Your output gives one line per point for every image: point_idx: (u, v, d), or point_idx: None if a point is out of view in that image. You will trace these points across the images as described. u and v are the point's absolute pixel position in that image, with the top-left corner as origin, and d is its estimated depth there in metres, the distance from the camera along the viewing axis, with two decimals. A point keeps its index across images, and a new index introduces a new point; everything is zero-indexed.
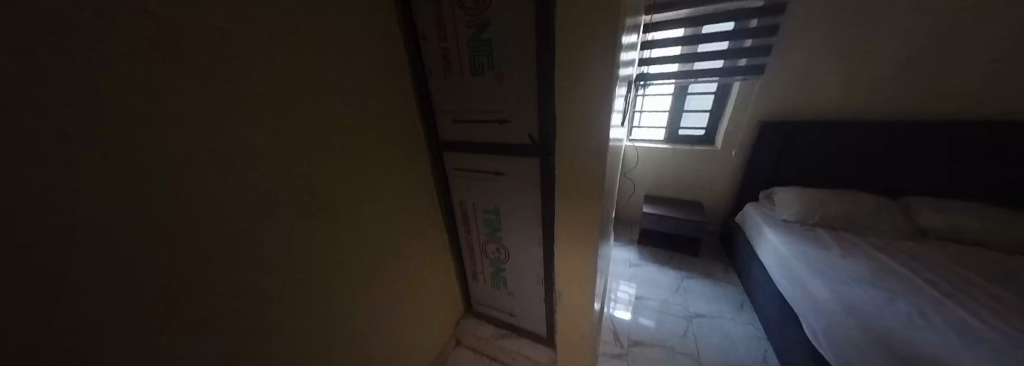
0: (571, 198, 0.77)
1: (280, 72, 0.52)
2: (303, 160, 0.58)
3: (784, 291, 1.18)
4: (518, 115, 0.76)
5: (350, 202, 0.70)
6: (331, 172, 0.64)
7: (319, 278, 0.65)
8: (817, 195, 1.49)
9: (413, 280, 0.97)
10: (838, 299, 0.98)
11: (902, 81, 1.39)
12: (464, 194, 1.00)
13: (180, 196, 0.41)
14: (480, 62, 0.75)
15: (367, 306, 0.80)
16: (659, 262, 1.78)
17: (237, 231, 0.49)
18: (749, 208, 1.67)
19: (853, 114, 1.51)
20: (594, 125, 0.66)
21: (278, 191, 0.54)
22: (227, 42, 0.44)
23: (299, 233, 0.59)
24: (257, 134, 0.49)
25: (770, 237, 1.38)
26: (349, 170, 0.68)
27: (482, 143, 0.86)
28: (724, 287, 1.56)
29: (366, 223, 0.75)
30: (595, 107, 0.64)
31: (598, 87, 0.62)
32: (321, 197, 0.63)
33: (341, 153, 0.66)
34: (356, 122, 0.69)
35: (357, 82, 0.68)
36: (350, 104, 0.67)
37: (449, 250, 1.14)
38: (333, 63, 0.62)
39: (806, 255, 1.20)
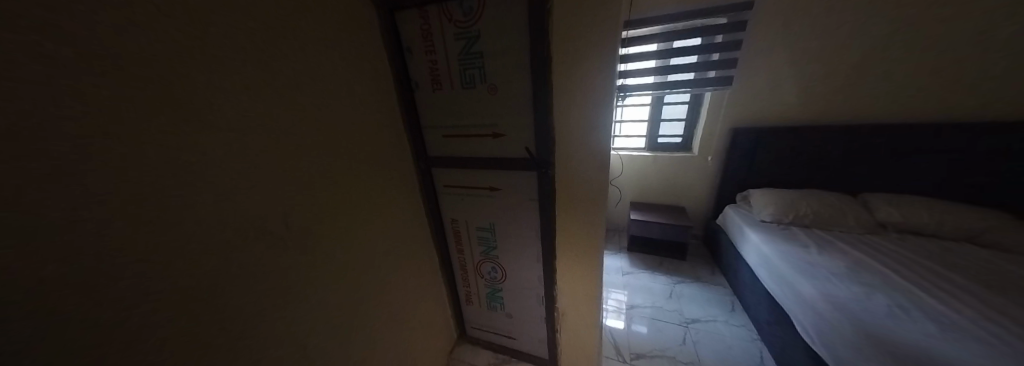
0: (572, 209, 0.77)
1: (251, 87, 0.45)
2: (278, 184, 0.50)
3: (772, 290, 1.22)
4: (513, 128, 0.73)
5: (333, 230, 0.62)
6: (310, 197, 0.57)
7: (299, 322, 0.56)
8: (787, 196, 1.59)
9: (404, 309, 0.89)
10: (824, 296, 1.02)
11: (848, 90, 1.56)
12: (456, 212, 0.95)
13: (121, 235, 0.33)
14: (471, 74, 0.72)
15: (355, 346, 0.71)
16: (650, 268, 1.79)
17: (201, 275, 0.40)
18: (727, 210, 1.75)
19: (810, 119, 1.66)
20: (594, 138, 0.67)
21: (250, 223, 0.46)
22: (186, 51, 0.38)
23: (275, 271, 0.51)
24: (224, 157, 0.42)
25: (752, 238, 1.45)
26: (330, 193, 0.61)
27: (476, 159, 0.81)
28: (713, 290, 1.59)
29: (349, 253, 0.68)
30: (595, 119, 0.65)
31: (598, 99, 0.63)
32: (300, 227, 0.55)
33: (323, 175, 0.59)
34: (337, 141, 0.63)
35: (338, 98, 0.63)
36: (331, 121, 0.61)
37: (440, 272, 1.06)
38: (312, 79, 0.57)
39: (788, 254, 1.26)
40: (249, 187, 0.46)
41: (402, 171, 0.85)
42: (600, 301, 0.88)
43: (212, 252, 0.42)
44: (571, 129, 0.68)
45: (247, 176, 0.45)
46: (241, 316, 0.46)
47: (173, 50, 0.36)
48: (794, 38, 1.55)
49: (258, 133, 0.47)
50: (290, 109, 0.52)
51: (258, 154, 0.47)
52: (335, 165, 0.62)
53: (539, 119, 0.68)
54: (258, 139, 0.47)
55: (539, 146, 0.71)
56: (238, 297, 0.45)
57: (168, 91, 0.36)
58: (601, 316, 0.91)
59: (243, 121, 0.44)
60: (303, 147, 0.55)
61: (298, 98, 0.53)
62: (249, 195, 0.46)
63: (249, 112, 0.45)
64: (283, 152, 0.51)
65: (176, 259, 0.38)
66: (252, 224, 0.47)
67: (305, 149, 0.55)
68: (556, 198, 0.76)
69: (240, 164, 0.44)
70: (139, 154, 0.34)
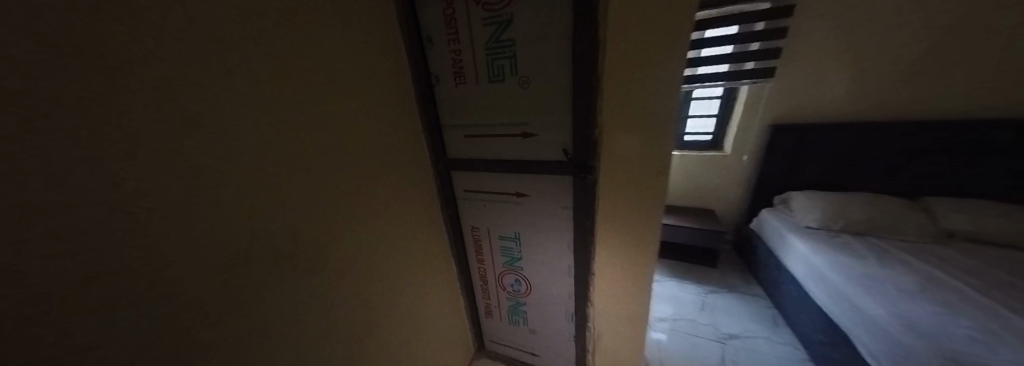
0: (615, 217, 0.71)
1: (239, 74, 0.37)
2: (274, 192, 0.43)
3: (826, 307, 1.09)
4: (546, 125, 0.65)
5: (343, 243, 0.56)
6: (315, 205, 0.50)
7: (297, 349, 0.49)
8: (832, 200, 1.45)
9: (419, 324, 0.82)
10: (892, 313, 0.90)
11: (906, 82, 1.40)
12: (478, 219, 0.86)
13: (53, 258, 0.25)
14: (501, 66, 0.64)
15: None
16: (677, 276, 1.68)
17: (167, 304, 0.33)
18: (764, 213, 1.61)
19: (859, 115, 1.51)
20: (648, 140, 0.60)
21: (239, 237, 0.39)
22: (147, 25, 0.29)
23: (270, 292, 0.44)
24: (206, 159, 0.34)
25: (796, 246, 1.32)
26: (339, 201, 0.54)
27: (502, 161, 0.73)
28: (750, 301, 1.46)
29: (360, 268, 0.60)
30: (650, 117, 0.58)
31: (659, 93, 0.56)
32: (305, 242, 0.48)
33: (334, 181, 0.52)
34: (350, 141, 0.55)
35: (351, 95, 0.55)
36: (341, 118, 0.53)
37: (459, 282, 0.99)
38: (322, 73, 0.49)
39: (842, 265, 1.13)
40: (238, 196, 0.38)
41: (418, 174, 0.77)
42: (644, 319, 0.80)
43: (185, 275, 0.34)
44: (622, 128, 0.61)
45: (234, 183, 0.38)
46: (228, 346, 0.39)
47: (130, 24, 0.28)
48: (847, 25, 1.40)
49: (249, 131, 0.39)
50: (290, 104, 0.44)
51: (250, 157, 0.39)
52: (345, 169, 0.55)
53: (579, 116, 0.59)
54: (250, 138, 0.39)
55: (579, 146, 0.62)
56: (224, 324, 0.39)
57: (123, 77, 0.28)
58: (641, 335, 0.82)
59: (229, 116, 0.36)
60: (305, 148, 0.47)
61: (299, 91, 0.45)
62: (237, 204, 0.38)
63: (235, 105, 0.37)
64: (281, 154, 0.43)
65: (134, 287, 0.30)
66: (242, 239, 0.39)
67: (309, 150, 0.48)
68: (595, 206, 0.68)
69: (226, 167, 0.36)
70: (82, 158, 0.26)
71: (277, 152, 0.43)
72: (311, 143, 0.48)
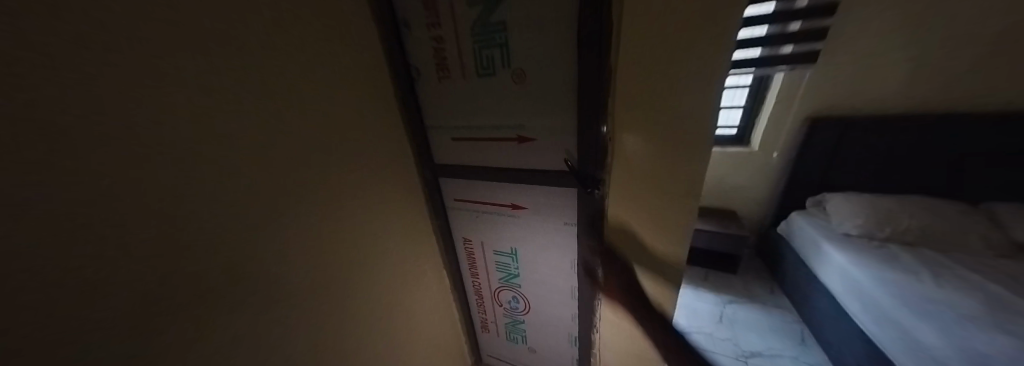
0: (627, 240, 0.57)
1: (139, 74, 0.28)
2: (209, 222, 0.34)
3: (868, 329, 0.96)
4: (547, 127, 0.54)
5: (313, 269, 0.49)
6: (267, 232, 0.41)
7: None
8: (877, 204, 1.28)
9: (409, 345, 0.75)
10: (949, 342, 0.77)
11: (972, 68, 1.23)
12: (471, 231, 0.77)
13: None
14: (490, 57, 0.52)
15: None
16: (693, 283, 1.56)
17: None
18: (794, 215, 1.46)
19: (913, 107, 1.33)
20: (672, 149, 0.45)
21: (158, 285, 0.31)
22: None
23: (212, 342, 0.36)
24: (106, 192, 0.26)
25: (832, 256, 1.17)
26: (297, 223, 0.46)
27: (495, 169, 0.63)
28: (775, 313, 1.35)
29: (330, 295, 0.53)
30: (674, 121, 0.43)
31: (697, 99, 0.40)
32: (262, 275, 0.41)
33: (293, 201, 0.44)
34: (308, 151, 0.46)
35: (308, 95, 0.46)
36: (296, 123, 0.44)
37: (454, 296, 0.91)
38: (271, 71, 0.40)
39: (888, 281, 0.99)
40: (152, 234, 0.30)
41: (402, 182, 0.68)
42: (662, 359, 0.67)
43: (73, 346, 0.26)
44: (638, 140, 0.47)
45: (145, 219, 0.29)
46: None
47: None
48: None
49: (162, 150, 0.30)
50: (222, 110, 0.35)
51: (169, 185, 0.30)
52: (303, 185, 0.46)
53: (586, 118, 0.49)
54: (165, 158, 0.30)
55: (584, 154, 0.52)
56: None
57: None
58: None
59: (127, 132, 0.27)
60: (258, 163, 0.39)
61: (236, 93, 0.36)
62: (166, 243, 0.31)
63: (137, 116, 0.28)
64: (214, 176, 0.34)
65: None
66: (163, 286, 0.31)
67: (256, 165, 0.39)
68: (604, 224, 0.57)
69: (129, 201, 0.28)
70: None
71: (219, 172, 0.35)
72: (256, 158, 0.39)
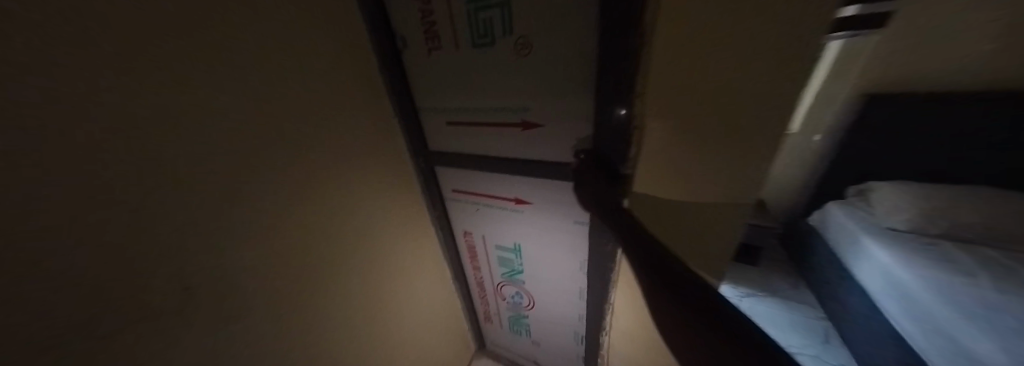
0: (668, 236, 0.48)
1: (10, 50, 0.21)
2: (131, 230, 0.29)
3: (905, 331, 0.87)
4: (554, 111, 0.45)
5: (283, 269, 0.45)
6: (221, 232, 0.37)
7: None
8: (931, 196, 1.13)
9: (404, 337, 0.74)
10: (1010, 355, 0.65)
11: None
12: (470, 224, 0.72)
13: None
14: (487, 20, 0.42)
15: None
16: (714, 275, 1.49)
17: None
18: (829, 205, 1.32)
19: (989, 82, 1.13)
20: (710, 134, 0.40)
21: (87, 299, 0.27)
22: None
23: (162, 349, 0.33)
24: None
25: (871, 252, 1.05)
26: (255, 220, 0.40)
27: (493, 159, 0.55)
28: (796, 308, 1.29)
29: (305, 295, 0.49)
30: (713, 102, 0.36)
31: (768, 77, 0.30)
32: (219, 280, 0.37)
33: (253, 196, 0.39)
34: (268, 140, 0.40)
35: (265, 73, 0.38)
36: (244, 107, 0.36)
37: (455, 287, 0.89)
38: (211, 42, 0.32)
39: (939, 284, 0.87)
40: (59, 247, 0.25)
41: (390, 171, 0.62)
42: None
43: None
44: (670, 127, 0.39)
45: (37, 234, 0.23)
46: None
47: None
48: None
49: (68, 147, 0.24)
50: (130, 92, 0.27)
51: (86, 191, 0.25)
52: (265, 180, 0.40)
53: (604, 98, 0.39)
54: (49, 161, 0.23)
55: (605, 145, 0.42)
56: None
57: None
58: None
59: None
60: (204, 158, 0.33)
61: (149, 70, 0.28)
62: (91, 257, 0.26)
63: (0, 108, 0.20)
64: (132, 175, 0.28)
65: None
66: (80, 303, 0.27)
67: (198, 159, 0.33)
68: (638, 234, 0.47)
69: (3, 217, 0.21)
70: None
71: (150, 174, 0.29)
72: (194, 150, 0.32)
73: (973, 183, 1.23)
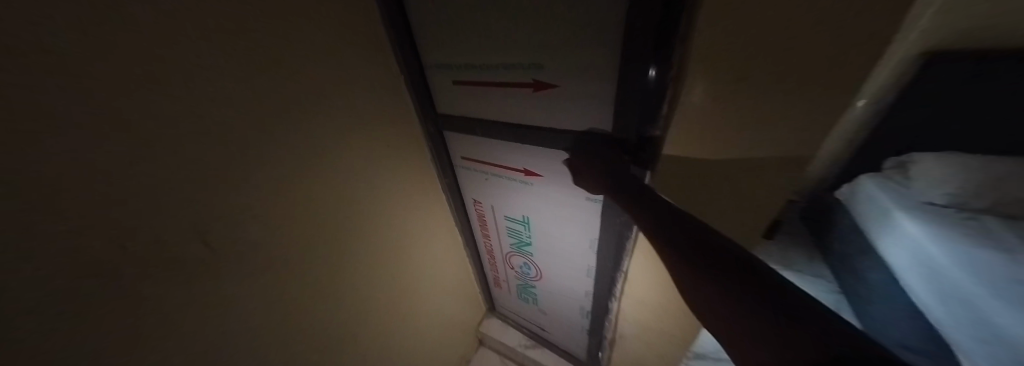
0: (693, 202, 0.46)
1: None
2: (178, 177, 0.31)
3: (922, 303, 0.87)
4: (569, 68, 0.41)
5: (304, 226, 0.47)
6: (248, 189, 0.38)
7: (276, 335, 0.47)
8: (983, 166, 1.02)
9: (419, 295, 0.78)
10: None
11: None
12: (480, 194, 0.70)
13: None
14: None
15: (362, 342, 0.64)
16: None
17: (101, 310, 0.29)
18: (861, 178, 1.24)
19: None
20: (758, 106, 0.34)
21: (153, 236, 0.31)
22: None
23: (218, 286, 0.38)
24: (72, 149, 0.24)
25: (901, 227, 1.00)
26: (256, 181, 0.39)
27: (501, 126, 0.52)
28: (810, 281, 1.28)
29: (315, 257, 0.50)
30: (769, 65, 0.30)
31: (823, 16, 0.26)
32: (254, 231, 0.40)
33: (276, 152, 0.41)
34: (256, 97, 0.37)
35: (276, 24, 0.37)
36: (223, 57, 0.33)
37: (467, 252, 0.91)
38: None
39: (972, 260, 0.83)
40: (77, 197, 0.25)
41: (394, 136, 0.59)
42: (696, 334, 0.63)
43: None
44: (710, 88, 0.33)
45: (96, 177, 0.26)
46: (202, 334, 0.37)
47: None
48: None
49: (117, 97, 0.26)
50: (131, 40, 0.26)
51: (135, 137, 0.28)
52: (260, 141, 0.39)
53: (631, 56, 0.35)
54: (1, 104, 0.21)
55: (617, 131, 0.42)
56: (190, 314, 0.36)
57: None
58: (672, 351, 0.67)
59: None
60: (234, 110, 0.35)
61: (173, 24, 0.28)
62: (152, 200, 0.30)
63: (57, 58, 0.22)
64: (157, 133, 0.29)
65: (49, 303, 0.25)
66: (76, 254, 0.26)
67: (203, 114, 0.32)
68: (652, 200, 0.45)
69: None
70: None
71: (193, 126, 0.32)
72: (171, 101, 0.30)
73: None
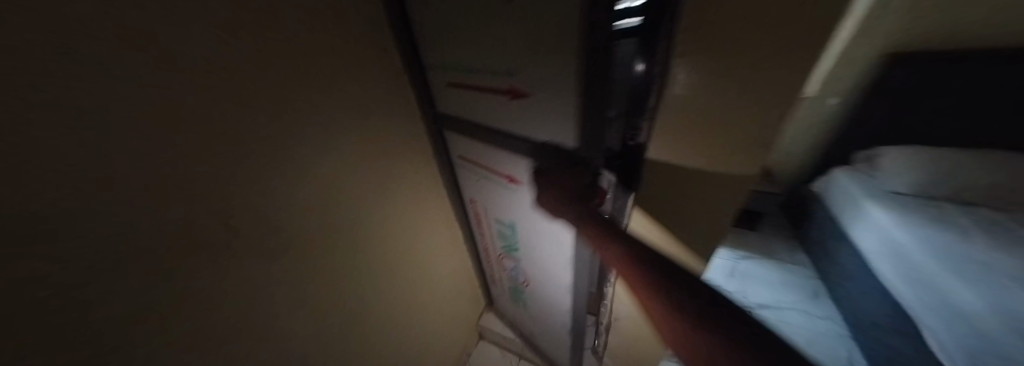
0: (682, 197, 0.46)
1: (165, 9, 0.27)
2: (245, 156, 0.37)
3: (891, 284, 0.94)
4: (536, 78, 0.39)
5: (327, 211, 0.50)
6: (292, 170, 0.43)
7: (297, 318, 0.50)
8: (934, 157, 1.15)
9: (424, 288, 0.80)
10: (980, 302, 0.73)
11: None
12: (477, 192, 0.72)
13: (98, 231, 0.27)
14: None
15: (372, 332, 0.66)
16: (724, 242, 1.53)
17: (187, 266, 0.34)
18: (835, 173, 1.32)
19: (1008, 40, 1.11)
20: (733, 105, 0.34)
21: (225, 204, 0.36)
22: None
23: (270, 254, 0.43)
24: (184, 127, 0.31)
25: (871, 214, 1.08)
26: (259, 171, 0.39)
27: (486, 128, 0.53)
28: (790, 269, 1.36)
29: (338, 242, 0.54)
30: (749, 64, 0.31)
31: None
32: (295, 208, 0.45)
33: (312, 141, 0.45)
34: (299, 90, 0.42)
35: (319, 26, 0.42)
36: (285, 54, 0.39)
37: (466, 247, 0.94)
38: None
39: (933, 242, 0.90)
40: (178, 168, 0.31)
41: (399, 131, 0.60)
42: None
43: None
44: (693, 77, 0.34)
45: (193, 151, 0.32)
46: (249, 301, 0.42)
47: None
48: None
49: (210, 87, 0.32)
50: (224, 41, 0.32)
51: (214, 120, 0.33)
52: (275, 130, 0.40)
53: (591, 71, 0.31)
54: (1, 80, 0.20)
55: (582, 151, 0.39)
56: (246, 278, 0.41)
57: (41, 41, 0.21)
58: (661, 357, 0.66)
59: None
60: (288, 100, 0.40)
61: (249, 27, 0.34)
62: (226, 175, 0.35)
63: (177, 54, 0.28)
64: (236, 117, 0.35)
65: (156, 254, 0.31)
66: (133, 227, 0.29)
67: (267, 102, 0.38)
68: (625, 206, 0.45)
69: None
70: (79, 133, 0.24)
71: (258, 111, 0.37)
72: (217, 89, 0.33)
73: (983, 145, 1.23)
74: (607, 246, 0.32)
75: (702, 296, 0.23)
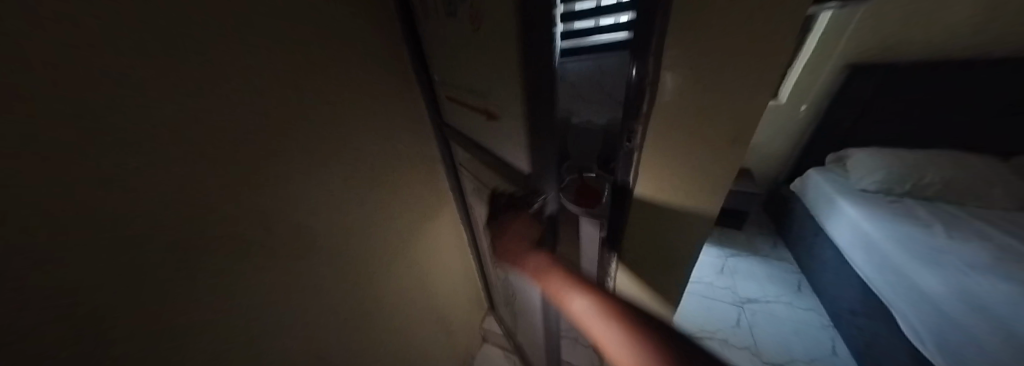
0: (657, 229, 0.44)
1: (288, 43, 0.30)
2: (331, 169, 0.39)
3: (865, 275, 1.01)
4: (504, 104, 0.36)
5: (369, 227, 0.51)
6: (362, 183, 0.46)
7: None
8: (898, 156, 1.26)
9: (433, 291, 0.82)
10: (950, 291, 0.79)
11: None
12: (474, 202, 0.70)
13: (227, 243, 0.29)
14: None
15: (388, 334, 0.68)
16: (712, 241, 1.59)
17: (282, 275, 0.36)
18: (810, 173, 1.42)
19: (955, 53, 1.25)
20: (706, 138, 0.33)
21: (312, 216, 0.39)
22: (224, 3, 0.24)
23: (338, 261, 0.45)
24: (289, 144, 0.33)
25: (847, 212, 1.15)
26: (325, 185, 0.39)
27: (467, 142, 0.50)
28: (774, 265, 1.43)
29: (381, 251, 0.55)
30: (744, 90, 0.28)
31: None
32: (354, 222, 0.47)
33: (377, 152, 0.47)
34: (372, 107, 0.44)
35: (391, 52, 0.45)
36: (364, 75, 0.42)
37: (470, 252, 0.95)
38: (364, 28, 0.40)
39: (903, 235, 0.98)
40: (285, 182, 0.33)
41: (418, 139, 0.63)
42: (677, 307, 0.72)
43: (78, 326, 0.21)
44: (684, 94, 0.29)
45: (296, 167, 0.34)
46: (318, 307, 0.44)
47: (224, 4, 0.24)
48: None
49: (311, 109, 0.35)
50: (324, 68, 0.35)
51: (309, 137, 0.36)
52: (352, 145, 0.42)
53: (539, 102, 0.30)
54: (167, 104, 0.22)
55: (532, 180, 0.38)
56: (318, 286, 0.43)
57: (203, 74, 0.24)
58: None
59: (112, 63, 0.19)
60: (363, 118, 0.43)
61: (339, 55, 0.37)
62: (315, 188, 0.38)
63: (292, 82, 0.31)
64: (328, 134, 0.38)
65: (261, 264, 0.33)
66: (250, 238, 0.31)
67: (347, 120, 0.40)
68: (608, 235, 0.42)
69: (113, 145, 0.20)
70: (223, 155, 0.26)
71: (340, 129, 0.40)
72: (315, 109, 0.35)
73: (937, 146, 1.37)
74: (554, 289, 0.38)
75: (638, 343, 0.28)
